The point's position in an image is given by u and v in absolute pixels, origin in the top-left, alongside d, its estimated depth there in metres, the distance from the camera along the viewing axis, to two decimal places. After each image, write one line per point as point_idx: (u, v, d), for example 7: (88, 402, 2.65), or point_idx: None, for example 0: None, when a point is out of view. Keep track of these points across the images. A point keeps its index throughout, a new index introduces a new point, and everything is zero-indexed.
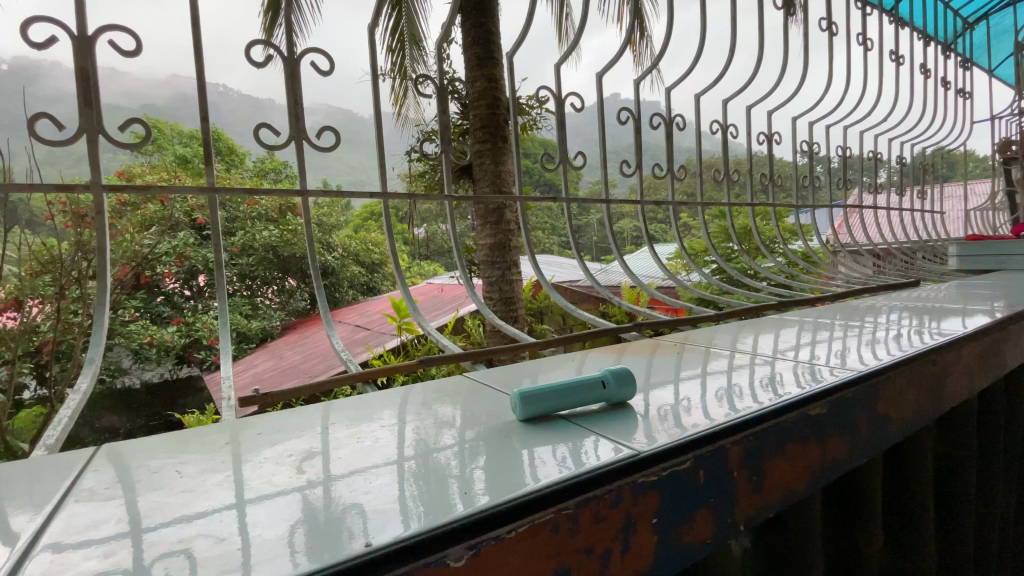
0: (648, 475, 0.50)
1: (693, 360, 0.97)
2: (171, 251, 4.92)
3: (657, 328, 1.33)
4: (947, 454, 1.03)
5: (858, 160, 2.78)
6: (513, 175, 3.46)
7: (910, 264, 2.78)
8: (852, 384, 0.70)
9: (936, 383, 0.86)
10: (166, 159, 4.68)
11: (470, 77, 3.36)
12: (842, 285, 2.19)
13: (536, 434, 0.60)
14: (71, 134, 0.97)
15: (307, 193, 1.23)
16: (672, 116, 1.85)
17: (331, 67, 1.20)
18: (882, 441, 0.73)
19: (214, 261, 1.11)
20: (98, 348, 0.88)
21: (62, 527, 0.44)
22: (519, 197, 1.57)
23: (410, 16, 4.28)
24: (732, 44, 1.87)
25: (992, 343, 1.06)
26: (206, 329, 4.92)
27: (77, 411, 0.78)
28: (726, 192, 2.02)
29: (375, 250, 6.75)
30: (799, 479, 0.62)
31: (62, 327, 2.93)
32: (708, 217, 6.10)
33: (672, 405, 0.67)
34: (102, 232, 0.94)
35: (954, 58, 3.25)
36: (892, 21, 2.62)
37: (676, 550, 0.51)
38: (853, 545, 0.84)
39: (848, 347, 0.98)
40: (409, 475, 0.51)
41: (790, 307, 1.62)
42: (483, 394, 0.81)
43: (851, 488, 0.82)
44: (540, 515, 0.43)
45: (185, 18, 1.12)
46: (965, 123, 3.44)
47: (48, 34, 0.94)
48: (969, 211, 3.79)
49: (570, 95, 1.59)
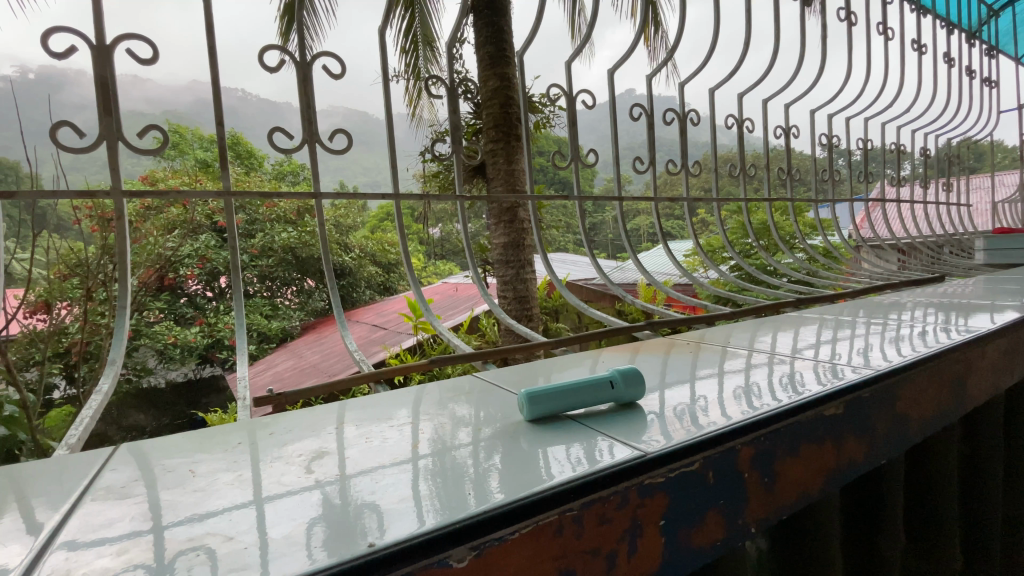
0: (655, 476, 0.49)
1: (710, 359, 0.96)
2: (193, 253, 4.95)
3: (672, 327, 1.30)
4: (972, 453, 1.00)
5: (881, 151, 2.70)
6: (526, 173, 3.45)
7: (936, 259, 2.69)
8: (870, 383, 0.68)
9: (960, 381, 0.84)
10: (188, 163, 4.80)
11: (482, 77, 3.37)
12: (864, 281, 2.14)
13: (545, 434, 0.60)
14: (91, 142, 0.99)
15: (321, 196, 1.23)
16: (686, 111, 1.81)
17: (343, 71, 1.19)
18: (901, 442, 0.71)
19: (231, 264, 1.10)
20: (120, 348, 0.90)
21: (79, 525, 0.46)
22: (532, 195, 1.50)
23: (423, 16, 4.29)
24: (747, 37, 1.83)
25: (1019, 341, 1.02)
26: (229, 329, 5.03)
27: (99, 411, 0.80)
28: (743, 186, 1.97)
29: (391, 250, 6.82)
30: (813, 481, 0.60)
31: (89, 329, 3.08)
32: (725, 212, 6.02)
33: (687, 405, 0.65)
34: (122, 237, 0.96)
35: (979, 46, 3.15)
36: (915, 9, 2.55)
37: (684, 552, 0.50)
38: (873, 547, 0.82)
39: (871, 345, 0.95)
40: (424, 473, 0.51)
41: (807, 304, 1.59)
42: (494, 394, 0.80)
43: (872, 491, 0.80)
44: (544, 516, 0.43)
45: (201, 24, 1.13)
46: (992, 113, 3.33)
47: (68, 44, 0.96)
48: (997, 203, 3.68)
49: (582, 93, 1.58)
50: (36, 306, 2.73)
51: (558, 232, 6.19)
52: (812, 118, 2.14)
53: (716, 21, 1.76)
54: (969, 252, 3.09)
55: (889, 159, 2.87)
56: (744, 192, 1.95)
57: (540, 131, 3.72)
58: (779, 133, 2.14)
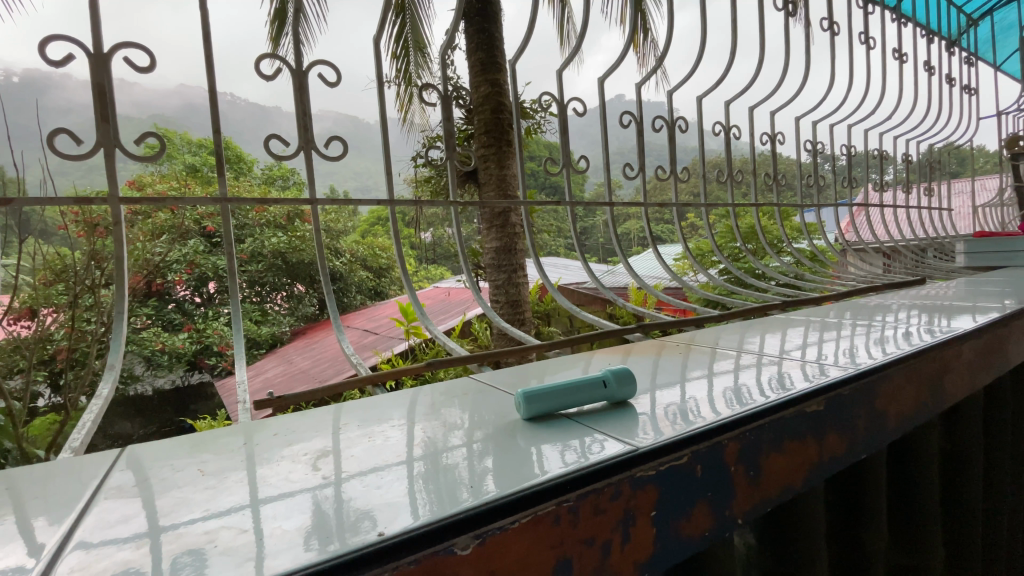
0: (646, 469, 0.51)
1: (699, 360, 0.99)
2: (181, 258, 4.91)
3: (662, 330, 1.33)
4: (953, 451, 1.04)
5: (864, 157, 2.76)
6: (518, 178, 3.47)
7: (920, 262, 2.74)
8: (851, 381, 0.71)
9: (937, 379, 0.87)
10: (176, 168, 4.81)
11: (474, 83, 3.41)
12: (850, 284, 2.18)
13: (538, 433, 0.62)
14: (88, 149, 1.00)
15: (316, 201, 1.24)
16: (674, 117, 1.84)
17: (338, 79, 1.21)
18: (881, 437, 0.75)
19: (227, 270, 1.11)
20: (117, 354, 0.90)
21: (94, 522, 0.48)
22: (524, 200, 1.52)
23: (414, 23, 4.36)
24: (734, 45, 1.88)
25: (994, 340, 1.07)
26: (217, 336, 4.98)
27: (100, 415, 0.81)
28: (730, 191, 2.02)
29: (383, 254, 6.81)
30: (796, 475, 0.63)
31: (75, 335, 3.07)
32: (714, 216, 6.11)
33: (677, 405, 0.68)
34: (119, 242, 0.96)
35: (959, 54, 3.24)
36: (895, 19, 2.62)
37: (674, 543, 0.53)
38: (857, 542, 0.84)
39: (855, 346, 0.99)
40: (419, 475, 0.53)
41: (794, 306, 1.64)
42: (488, 396, 0.82)
43: (855, 486, 0.83)
44: (543, 507, 0.45)
45: (197, 33, 1.14)
46: (971, 119, 3.42)
47: (66, 52, 0.97)
48: (978, 207, 3.77)
49: (572, 100, 1.61)
50: (19, 314, 2.72)
51: (549, 237, 6.24)
52: (797, 125, 2.19)
53: (703, 30, 1.81)
54: (950, 255, 3.16)
55: (872, 164, 2.93)
56: (732, 197, 1.99)
57: (531, 135, 3.77)
58: (765, 140, 2.19)
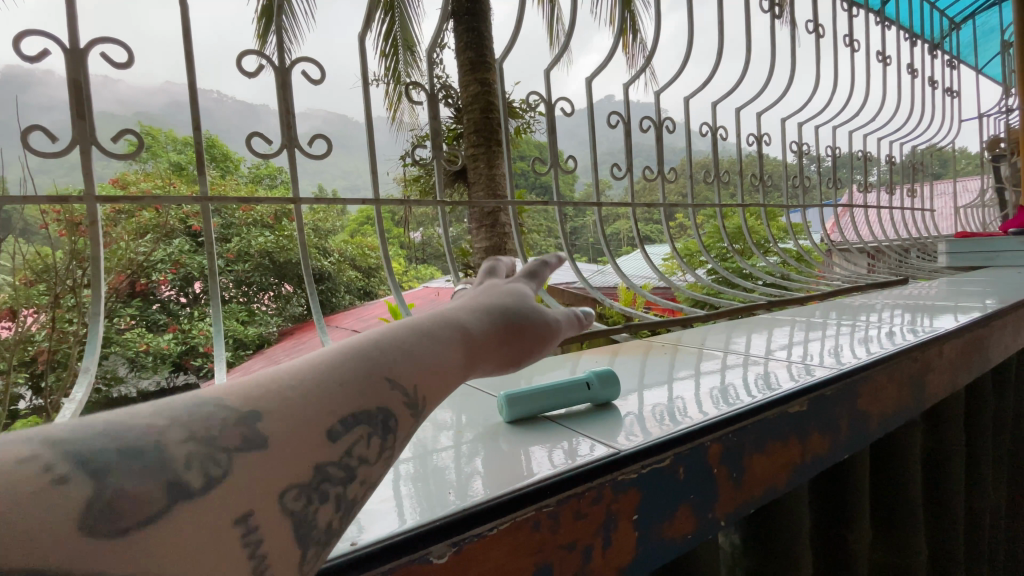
0: (628, 473, 0.51)
1: (686, 360, 0.99)
2: (166, 258, 4.85)
3: (651, 329, 1.33)
4: (935, 449, 1.05)
5: (849, 158, 2.79)
6: (506, 177, 3.40)
7: (903, 262, 2.79)
8: (833, 382, 0.71)
9: (918, 379, 0.88)
10: (161, 166, 4.74)
11: (464, 82, 3.43)
12: (835, 283, 2.20)
13: (523, 435, 0.61)
14: (64, 146, 0.97)
15: (300, 200, 1.22)
16: (661, 118, 1.86)
17: (322, 76, 1.19)
18: (863, 437, 0.75)
19: (208, 271, 1.09)
20: (94, 355, 0.88)
21: None
22: (512, 199, 1.51)
23: (403, 22, 4.43)
24: (720, 46, 1.89)
25: (975, 340, 1.08)
26: (202, 337, 4.89)
27: (74, 417, 0.79)
28: (717, 191, 2.03)
29: (371, 254, 6.78)
30: (779, 476, 0.63)
31: (56, 337, 3.04)
32: (701, 216, 6.16)
33: (665, 405, 0.68)
34: (95, 241, 0.94)
35: (942, 57, 3.29)
36: (879, 21, 2.65)
37: (657, 547, 0.52)
38: (841, 541, 0.85)
39: (839, 346, 0.99)
40: (404, 478, 0.52)
41: (780, 306, 1.65)
42: (475, 398, 0.81)
43: (839, 484, 0.83)
44: (522, 513, 0.45)
45: (177, 28, 1.12)
46: (953, 121, 3.48)
47: (40, 47, 0.95)
48: (960, 207, 3.83)
49: (560, 100, 1.62)
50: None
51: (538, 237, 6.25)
52: (782, 126, 2.21)
53: (690, 31, 1.82)
54: (933, 255, 3.22)
55: (857, 165, 2.97)
56: (719, 198, 2.00)
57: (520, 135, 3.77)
58: (751, 141, 2.22)
